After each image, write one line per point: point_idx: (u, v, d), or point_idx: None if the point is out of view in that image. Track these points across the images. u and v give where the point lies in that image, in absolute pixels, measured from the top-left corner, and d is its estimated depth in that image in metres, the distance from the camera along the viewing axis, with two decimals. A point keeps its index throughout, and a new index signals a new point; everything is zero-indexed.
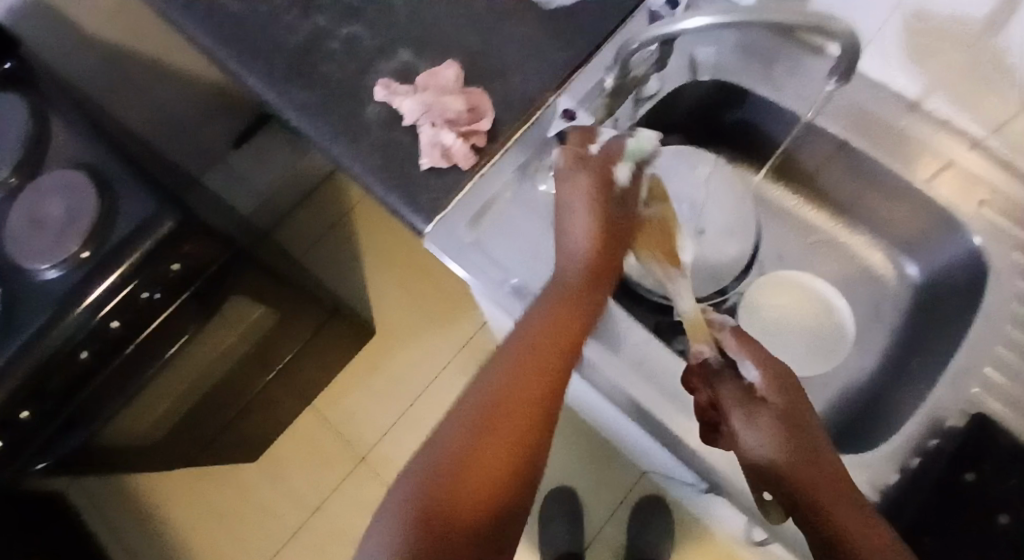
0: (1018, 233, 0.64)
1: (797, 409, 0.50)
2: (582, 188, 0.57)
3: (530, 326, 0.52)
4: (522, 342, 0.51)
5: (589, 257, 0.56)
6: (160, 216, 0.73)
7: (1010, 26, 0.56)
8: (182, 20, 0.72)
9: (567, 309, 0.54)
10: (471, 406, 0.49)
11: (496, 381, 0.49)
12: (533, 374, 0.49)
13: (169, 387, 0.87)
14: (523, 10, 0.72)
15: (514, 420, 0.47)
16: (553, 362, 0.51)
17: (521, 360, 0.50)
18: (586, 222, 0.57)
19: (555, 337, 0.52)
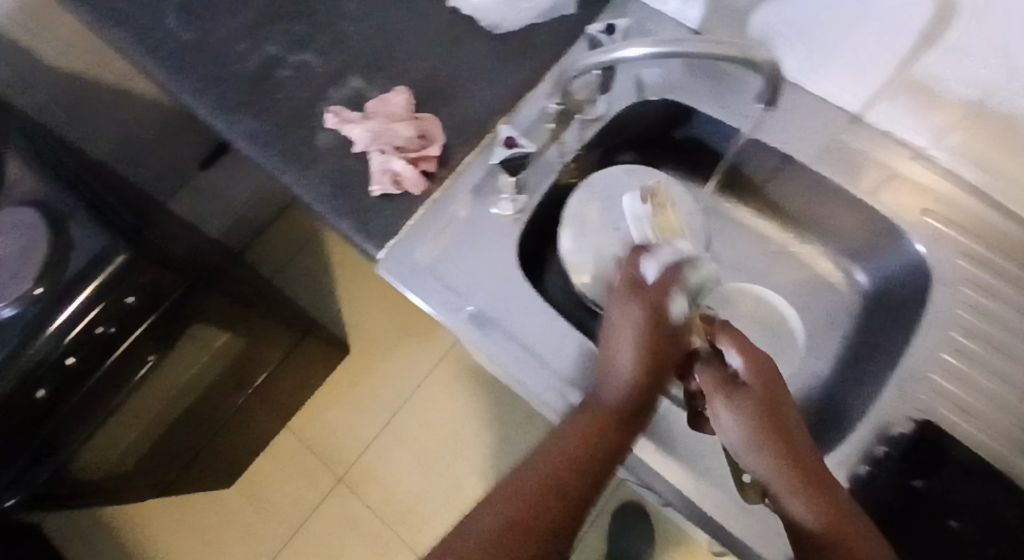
0: (959, 239, 0.66)
1: (778, 399, 0.50)
2: (631, 304, 0.54)
3: (565, 438, 0.51)
4: (560, 454, 0.49)
5: (637, 381, 0.52)
6: (111, 249, 0.70)
7: (943, 38, 0.58)
8: (135, 51, 0.74)
9: (606, 419, 0.51)
10: (492, 513, 0.47)
11: (523, 489, 0.48)
12: (561, 483, 0.48)
13: (134, 417, 0.82)
14: (472, 34, 0.74)
15: (536, 532, 0.46)
16: (584, 476, 0.49)
17: (552, 464, 0.49)
18: (634, 337, 0.52)
19: (590, 454, 0.50)
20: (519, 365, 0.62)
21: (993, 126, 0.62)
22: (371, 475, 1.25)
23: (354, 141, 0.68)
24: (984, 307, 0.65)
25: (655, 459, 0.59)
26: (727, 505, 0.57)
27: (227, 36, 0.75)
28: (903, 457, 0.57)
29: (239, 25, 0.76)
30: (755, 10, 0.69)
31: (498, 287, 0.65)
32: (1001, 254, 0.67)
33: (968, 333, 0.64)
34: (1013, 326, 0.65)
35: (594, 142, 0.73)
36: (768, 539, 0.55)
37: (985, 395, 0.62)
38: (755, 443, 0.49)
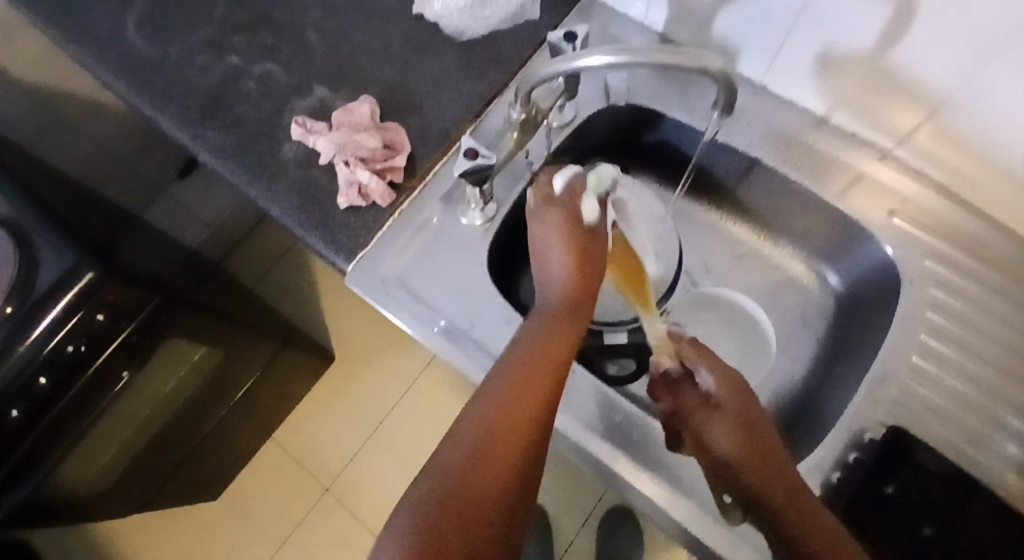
0: (927, 240, 0.67)
1: (748, 411, 0.53)
2: (549, 225, 0.58)
3: (523, 342, 0.51)
4: (521, 356, 0.49)
5: (571, 282, 0.56)
6: (79, 267, 0.65)
7: (908, 36, 0.59)
8: (95, 64, 0.73)
9: (557, 322, 0.52)
10: (469, 425, 0.45)
11: (494, 398, 0.46)
12: (531, 383, 0.47)
13: (111, 437, 0.79)
14: (438, 45, 0.75)
15: (518, 427, 0.45)
16: (550, 371, 0.48)
17: (517, 368, 0.48)
18: (562, 252, 0.57)
19: (552, 350, 0.50)
20: None
21: (959, 126, 0.63)
22: (358, 486, 1.24)
23: (319, 153, 0.67)
24: (952, 307, 0.66)
25: (626, 469, 0.59)
26: (700, 515, 0.57)
27: (190, 48, 0.74)
28: (875, 463, 0.58)
29: (201, 37, 0.75)
30: (718, 16, 0.69)
31: (469, 298, 0.65)
32: (969, 254, 0.67)
33: (936, 335, 0.64)
34: (980, 325, 0.65)
35: (562, 149, 0.73)
36: (739, 547, 0.55)
37: (954, 394, 0.63)
38: (730, 453, 0.52)
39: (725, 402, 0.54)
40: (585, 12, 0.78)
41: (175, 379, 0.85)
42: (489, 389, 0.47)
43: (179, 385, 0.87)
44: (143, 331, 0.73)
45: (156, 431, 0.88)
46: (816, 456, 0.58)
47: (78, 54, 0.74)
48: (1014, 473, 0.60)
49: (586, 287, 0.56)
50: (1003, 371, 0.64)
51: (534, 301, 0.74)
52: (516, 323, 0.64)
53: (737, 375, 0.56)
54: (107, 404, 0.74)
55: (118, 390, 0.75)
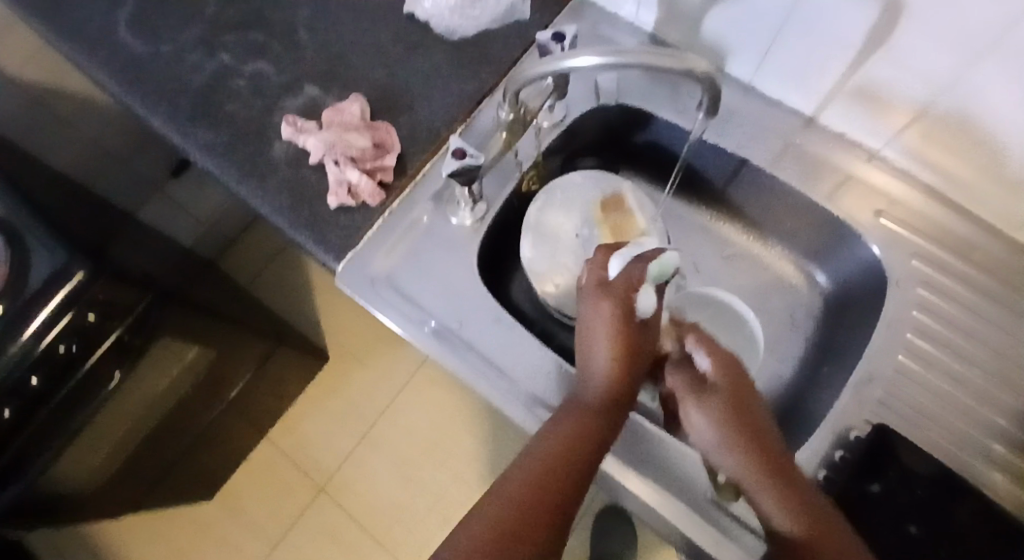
0: (914, 240, 0.68)
1: (746, 398, 0.52)
2: (603, 310, 0.52)
3: (554, 432, 0.50)
4: (555, 451, 0.48)
5: (613, 378, 0.52)
6: (69, 266, 0.64)
7: (896, 37, 0.59)
8: (86, 62, 0.72)
9: (595, 414, 0.51)
10: (483, 517, 0.45)
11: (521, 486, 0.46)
12: (557, 484, 0.47)
13: (105, 434, 0.79)
14: (429, 44, 0.75)
15: (536, 527, 0.45)
16: (578, 471, 0.48)
17: (549, 462, 0.48)
18: (610, 347, 0.51)
19: (585, 450, 0.49)
20: (481, 376, 0.62)
21: (946, 128, 0.64)
22: (352, 486, 1.24)
23: (309, 152, 0.67)
24: (938, 308, 0.66)
25: (615, 469, 0.59)
26: (688, 514, 0.57)
27: (180, 46, 0.74)
28: (860, 461, 0.59)
29: (192, 35, 0.75)
30: (707, 16, 0.70)
31: (459, 298, 0.65)
32: (956, 255, 0.68)
33: (922, 335, 0.65)
34: (966, 326, 0.66)
35: (553, 148, 0.73)
36: (727, 545, 0.56)
37: (939, 393, 0.63)
38: (728, 442, 0.50)
39: (723, 387, 0.52)
40: (575, 12, 0.78)
41: (167, 377, 0.85)
42: (516, 478, 0.47)
43: (172, 383, 0.87)
44: (134, 329, 0.73)
45: (151, 429, 0.88)
46: (803, 454, 0.59)
47: (69, 53, 0.73)
48: (998, 472, 0.60)
49: (628, 385, 0.52)
50: (988, 372, 0.64)
51: (524, 300, 0.74)
52: (504, 321, 0.64)
53: (733, 358, 0.54)
54: (101, 402, 0.75)
55: (112, 388, 0.75)
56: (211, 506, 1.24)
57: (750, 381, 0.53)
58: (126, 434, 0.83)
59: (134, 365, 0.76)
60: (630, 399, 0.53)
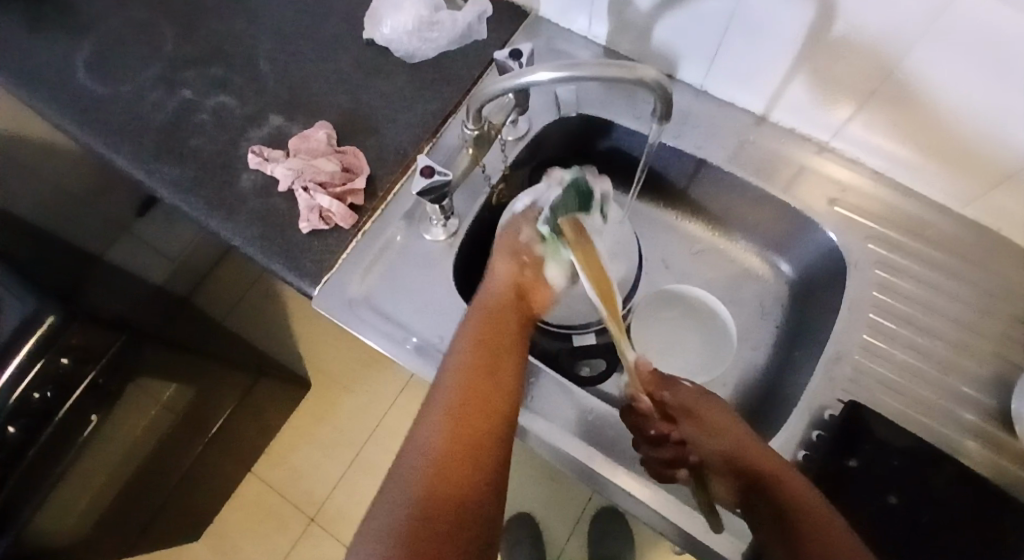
0: (867, 224, 0.71)
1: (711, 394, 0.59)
2: (502, 259, 0.60)
3: (459, 359, 0.52)
4: (464, 378, 0.50)
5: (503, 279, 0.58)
6: (40, 311, 0.64)
7: (832, 34, 0.62)
8: (43, 105, 0.72)
9: (493, 334, 0.53)
10: (440, 398, 0.49)
11: (446, 414, 0.47)
12: (481, 402, 0.48)
13: (89, 478, 0.78)
14: (389, 68, 0.76)
15: (490, 382, 0.50)
16: (498, 384, 0.50)
17: (469, 390, 0.49)
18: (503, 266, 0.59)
19: (491, 368, 0.51)
20: None
21: (887, 116, 0.67)
22: (344, 514, 1.23)
23: (277, 181, 0.69)
24: (899, 288, 0.69)
25: (604, 466, 0.60)
26: (678, 503, 0.59)
27: (141, 85, 0.74)
28: (837, 436, 0.61)
29: (152, 73, 0.75)
30: (656, 25, 0.72)
31: (440, 314, 0.66)
32: (911, 235, 0.71)
33: (883, 314, 0.68)
34: (928, 302, 0.69)
35: (518, 160, 0.75)
36: (716, 532, 0.57)
37: (904, 367, 0.66)
38: (707, 430, 0.56)
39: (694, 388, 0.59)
40: (531, 28, 0.80)
41: (145, 419, 0.84)
42: (431, 429, 0.47)
43: (149, 425, 0.86)
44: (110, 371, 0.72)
45: (133, 472, 0.87)
46: (782, 436, 0.62)
47: (27, 99, 0.73)
48: (970, 438, 0.63)
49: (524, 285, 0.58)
50: (952, 344, 0.67)
51: None
52: None
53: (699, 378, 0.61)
54: (81, 446, 0.74)
55: (89, 433, 0.74)
56: (201, 548, 1.22)
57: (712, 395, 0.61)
58: (107, 479, 0.82)
59: (111, 408, 0.76)
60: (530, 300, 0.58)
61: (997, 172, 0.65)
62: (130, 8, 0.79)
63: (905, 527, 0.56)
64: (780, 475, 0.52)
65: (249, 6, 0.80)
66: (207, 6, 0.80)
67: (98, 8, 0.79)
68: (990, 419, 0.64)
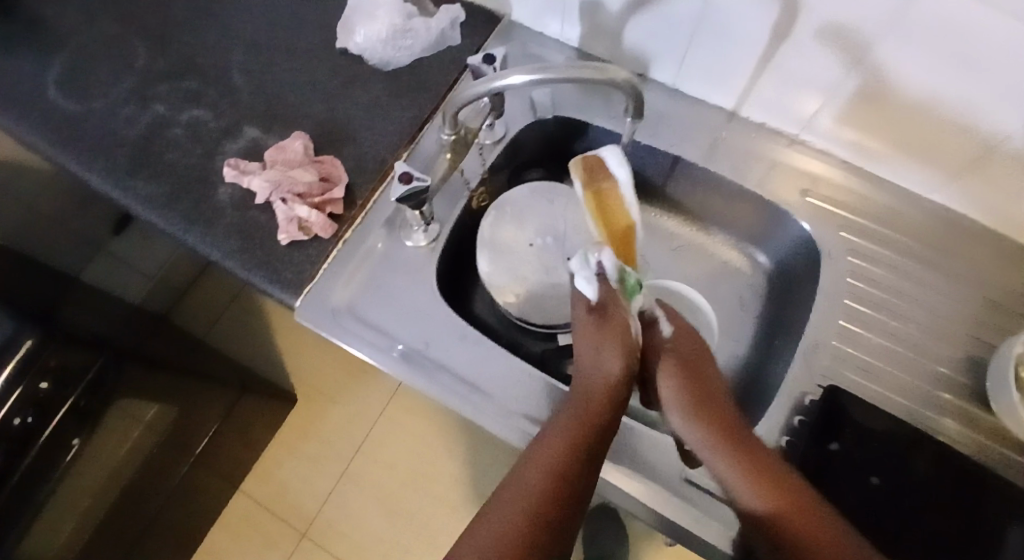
0: (839, 214, 0.72)
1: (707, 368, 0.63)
2: (608, 338, 0.62)
3: (545, 455, 0.55)
4: (543, 480, 0.54)
5: (613, 371, 0.60)
6: (18, 335, 0.65)
7: (795, 32, 0.64)
8: (12, 125, 0.72)
9: (582, 436, 0.56)
10: (525, 482, 0.54)
11: (517, 515, 0.53)
12: (551, 502, 0.54)
13: (75, 501, 0.78)
14: (363, 76, 0.77)
15: (572, 479, 0.54)
16: (577, 481, 0.54)
17: (550, 483, 0.54)
18: (612, 352, 0.61)
19: (571, 477, 0.54)
20: (453, 392, 0.63)
21: (855, 108, 0.68)
22: (336, 528, 1.22)
23: (255, 193, 0.69)
24: (874, 275, 0.70)
25: None
26: (669, 496, 0.59)
27: (113, 101, 0.74)
28: (818, 421, 0.62)
29: (124, 89, 0.75)
30: (626, 27, 0.73)
31: (425, 320, 0.67)
32: (883, 223, 0.72)
33: (860, 301, 0.69)
34: (903, 288, 0.70)
35: (497, 164, 0.76)
36: (708, 523, 0.59)
37: (882, 352, 0.67)
38: (692, 415, 0.60)
39: (689, 364, 0.62)
40: (503, 33, 0.81)
41: (128, 441, 0.83)
42: (506, 512, 0.53)
43: (132, 448, 0.85)
44: (90, 395, 0.73)
45: (119, 493, 0.86)
46: (765, 426, 0.64)
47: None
48: (948, 419, 0.65)
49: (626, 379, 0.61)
50: (927, 328, 0.69)
51: (488, 312, 0.75)
52: (470, 336, 0.66)
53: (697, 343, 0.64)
54: (65, 469, 0.74)
55: (71, 458, 0.74)
56: None
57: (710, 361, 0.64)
58: (93, 502, 0.81)
59: (92, 432, 0.76)
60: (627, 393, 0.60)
61: (962, 159, 0.67)
62: (99, 24, 0.79)
63: (886, 509, 0.57)
64: (755, 476, 0.55)
65: (220, 19, 0.80)
66: (177, 21, 0.80)
67: (66, 25, 0.78)
68: (967, 399, 0.66)
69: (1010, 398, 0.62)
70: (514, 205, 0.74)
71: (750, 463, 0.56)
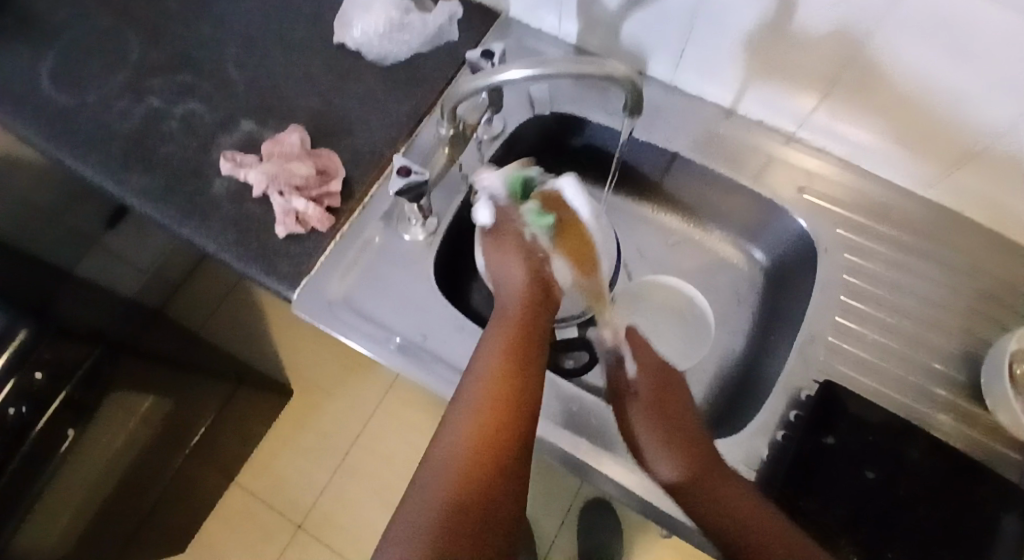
0: (834, 209, 0.73)
1: (670, 382, 0.63)
2: (529, 272, 0.63)
3: (482, 379, 0.53)
4: (490, 399, 0.51)
5: (527, 287, 0.62)
6: (13, 326, 0.66)
7: (792, 28, 0.64)
8: (5, 117, 0.71)
9: (518, 345, 0.56)
10: (468, 399, 0.52)
11: (474, 432, 0.50)
12: (504, 407, 0.51)
13: (72, 492, 0.77)
14: (360, 69, 0.76)
15: (516, 383, 0.53)
16: (521, 386, 0.53)
17: (493, 391, 0.52)
18: (522, 267, 0.63)
19: (517, 392, 0.52)
20: (451, 386, 0.63)
21: (850, 104, 0.69)
22: (332, 519, 1.22)
23: (251, 186, 0.68)
24: (870, 270, 0.71)
25: (591, 456, 0.61)
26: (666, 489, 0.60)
27: (108, 93, 0.74)
28: (814, 415, 0.62)
29: (119, 82, 0.74)
30: (624, 23, 0.73)
31: (423, 313, 0.66)
32: (877, 219, 0.73)
33: (855, 296, 0.70)
34: (898, 283, 0.70)
35: (495, 158, 0.76)
36: None
37: (877, 346, 0.68)
38: (648, 421, 0.60)
39: (656, 387, 0.62)
40: (501, 27, 0.81)
41: (124, 433, 0.83)
42: (459, 430, 0.50)
43: (129, 439, 0.84)
44: (86, 386, 0.73)
45: (114, 486, 0.85)
46: (762, 416, 0.64)
47: None
48: (942, 412, 0.65)
49: (540, 295, 0.62)
50: (922, 323, 0.69)
51: (485, 306, 0.76)
52: (468, 329, 0.66)
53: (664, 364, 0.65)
54: (62, 459, 0.73)
55: (68, 447, 0.73)
56: None
57: (676, 380, 0.64)
58: (89, 494, 0.81)
59: (88, 422, 0.75)
60: (544, 306, 0.62)
61: (956, 154, 0.67)
62: (94, 17, 0.78)
63: (882, 501, 0.58)
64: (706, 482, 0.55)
65: (216, 12, 0.79)
66: (173, 13, 0.79)
67: (60, 17, 0.78)
68: (961, 393, 0.66)
69: (1003, 393, 0.63)
70: None
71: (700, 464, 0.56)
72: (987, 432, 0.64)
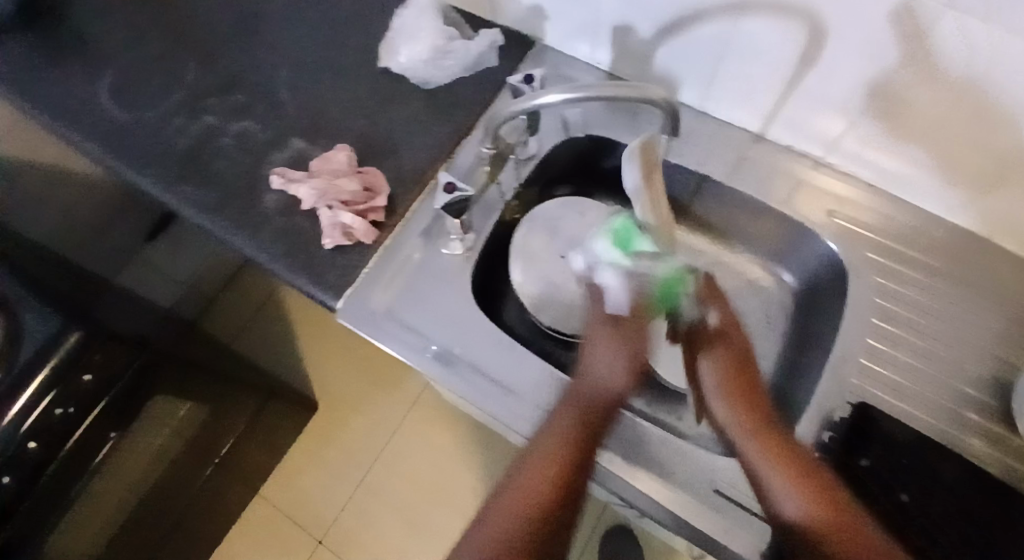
0: (863, 233, 0.75)
1: (748, 357, 0.62)
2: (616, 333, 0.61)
3: (531, 469, 0.57)
4: (544, 473, 0.56)
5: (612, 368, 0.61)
6: (64, 329, 0.69)
7: (821, 58, 0.66)
8: (68, 132, 0.76)
9: (581, 421, 0.58)
10: (530, 462, 0.57)
11: (524, 501, 0.55)
12: (561, 478, 0.56)
13: (107, 497, 0.80)
14: (403, 92, 0.80)
15: (576, 461, 0.56)
16: (580, 464, 0.56)
17: (551, 461, 0.56)
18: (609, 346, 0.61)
19: (570, 468, 0.56)
20: (487, 396, 0.66)
21: (878, 132, 0.71)
22: (355, 535, 1.24)
23: (301, 200, 0.72)
24: (898, 292, 0.72)
25: (623, 469, 0.63)
26: (696, 505, 0.62)
27: (165, 111, 0.78)
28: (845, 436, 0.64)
29: (175, 100, 0.79)
30: (656, 50, 0.76)
31: (460, 326, 0.69)
32: (907, 244, 0.74)
33: (886, 319, 0.71)
34: (927, 307, 0.72)
35: (530, 179, 0.79)
36: (736, 532, 0.61)
37: (907, 370, 0.69)
38: (724, 399, 0.60)
39: (742, 368, 0.61)
40: (538, 54, 0.84)
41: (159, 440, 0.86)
42: (522, 482, 0.56)
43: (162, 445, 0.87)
44: (127, 396, 0.75)
45: (145, 493, 0.88)
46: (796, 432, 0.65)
47: (40, 119, 0.77)
48: (973, 437, 0.66)
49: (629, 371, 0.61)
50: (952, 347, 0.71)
51: (519, 322, 0.78)
52: (504, 341, 0.68)
53: (750, 353, 0.63)
54: (98, 464, 0.75)
55: (106, 452, 0.76)
56: None
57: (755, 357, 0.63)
58: (117, 505, 0.83)
59: (127, 427, 0.77)
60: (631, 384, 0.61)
61: (983, 177, 0.68)
62: (150, 40, 0.83)
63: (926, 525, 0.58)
64: (806, 487, 0.55)
65: (266, 37, 0.84)
66: (225, 37, 0.84)
67: (120, 40, 0.83)
68: (992, 418, 0.67)
69: None
70: (546, 218, 0.77)
71: (805, 474, 0.56)
72: (1018, 456, 0.65)
